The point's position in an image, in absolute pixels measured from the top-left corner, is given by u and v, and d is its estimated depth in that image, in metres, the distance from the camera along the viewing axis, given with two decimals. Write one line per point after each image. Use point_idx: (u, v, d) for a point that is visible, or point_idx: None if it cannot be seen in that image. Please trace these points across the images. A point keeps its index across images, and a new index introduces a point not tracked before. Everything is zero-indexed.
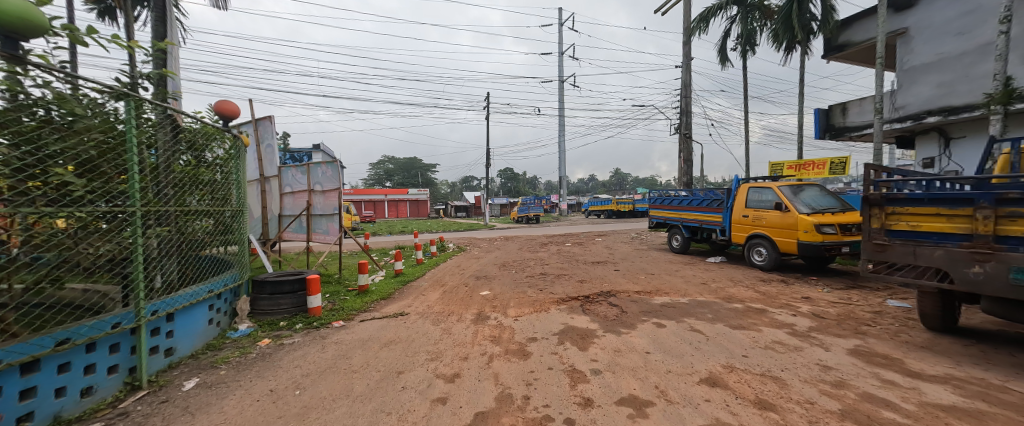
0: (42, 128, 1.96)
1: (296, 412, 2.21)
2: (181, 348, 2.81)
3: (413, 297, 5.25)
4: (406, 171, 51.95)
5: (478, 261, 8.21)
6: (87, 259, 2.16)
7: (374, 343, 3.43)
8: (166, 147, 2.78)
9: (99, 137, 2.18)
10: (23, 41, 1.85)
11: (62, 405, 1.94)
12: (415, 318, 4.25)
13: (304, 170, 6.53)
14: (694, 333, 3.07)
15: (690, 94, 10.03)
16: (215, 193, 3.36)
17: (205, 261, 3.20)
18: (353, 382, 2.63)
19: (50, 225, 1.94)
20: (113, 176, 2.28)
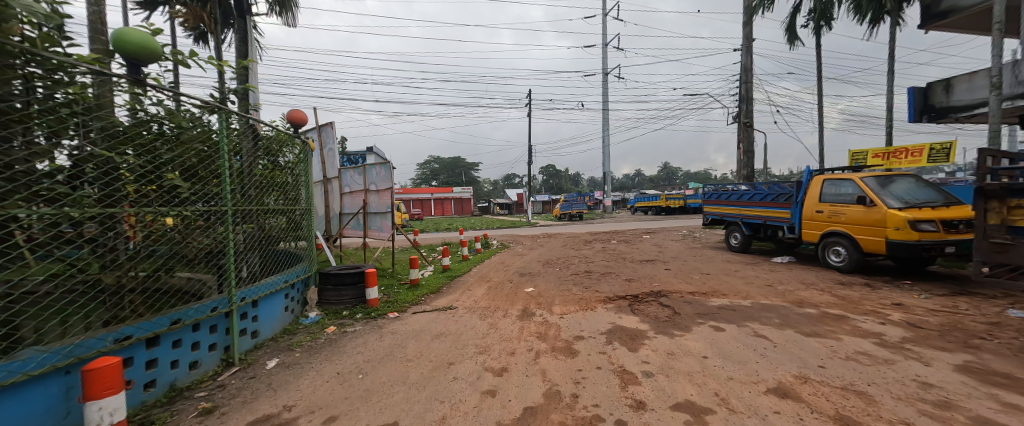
0: (157, 140, 2.26)
1: (359, 395, 2.37)
2: (264, 331, 3.14)
3: (460, 291, 5.42)
4: (451, 171, 53.50)
5: (522, 258, 8.27)
6: (192, 251, 2.48)
7: (427, 335, 3.60)
8: (249, 153, 3.08)
9: (198, 146, 2.50)
10: (144, 65, 2.16)
11: (176, 376, 2.26)
12: (465, 312, 4.38)
13: (361, 171, 6.98)
14: (758, 338, 2.87)
15: (751, 79, 9.30)
16: (287, 194, 3.68)
17: (280, 254, 3.53)
18: (409, 371, 2.78)
19: (163, 223, 2.24)
20: (212, 179, 2.59)
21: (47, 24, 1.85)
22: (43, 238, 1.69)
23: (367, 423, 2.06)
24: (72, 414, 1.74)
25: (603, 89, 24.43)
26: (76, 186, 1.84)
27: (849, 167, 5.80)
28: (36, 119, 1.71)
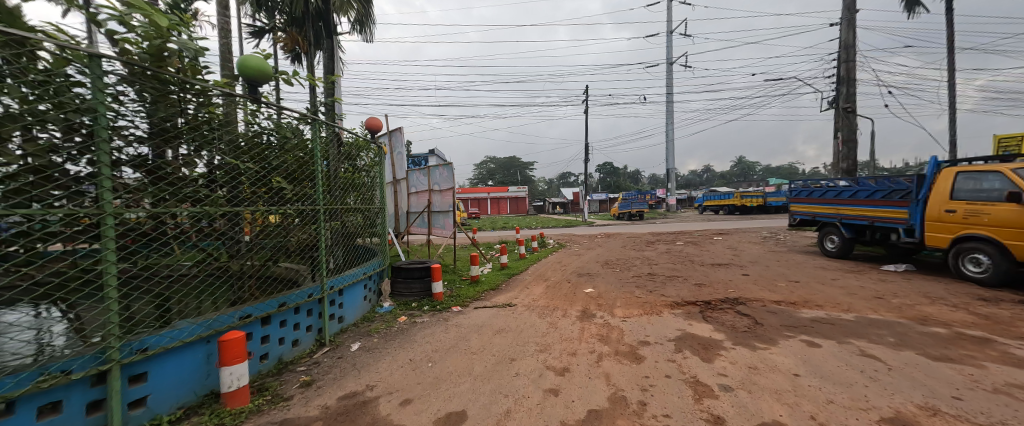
0: (266, 150, 2.65)
1: (431, 380, 2.54)
2: (348, 317, 3.49)
3: (519, 289, 5.48)
4: (507, 170, 54.31)
5: (580, 258, 8.14)
6: (293, 244, 2.85)
7: (488, 329, 3.71)
8: (335, 158, 3.43)
9: (299, 153, 2.89)
10: (258, 84, 2.54)
11: (283, 351, 2.68)
12: (524, 310, 4.41)
13: (426, 172, 7.39)
14: (866, 358, 2.52)
15: (851, 58, 8.17)
16: (365, 195, 4.02)
17: (359, 249, 3.86)
18: (474, 362, 2.89)
19: (271, 221, 2.62)
20: (311, 180, 2.98)
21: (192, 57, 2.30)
22: (194, 234, 2.14)
23: (441, 408, 2.20)
24: (211, 375, 2.20)
25: (669, 80, 23.18)
26: (212, 189, 2.28)
27: (992, 155, 4.83)
28: (186, 135, 2.14)
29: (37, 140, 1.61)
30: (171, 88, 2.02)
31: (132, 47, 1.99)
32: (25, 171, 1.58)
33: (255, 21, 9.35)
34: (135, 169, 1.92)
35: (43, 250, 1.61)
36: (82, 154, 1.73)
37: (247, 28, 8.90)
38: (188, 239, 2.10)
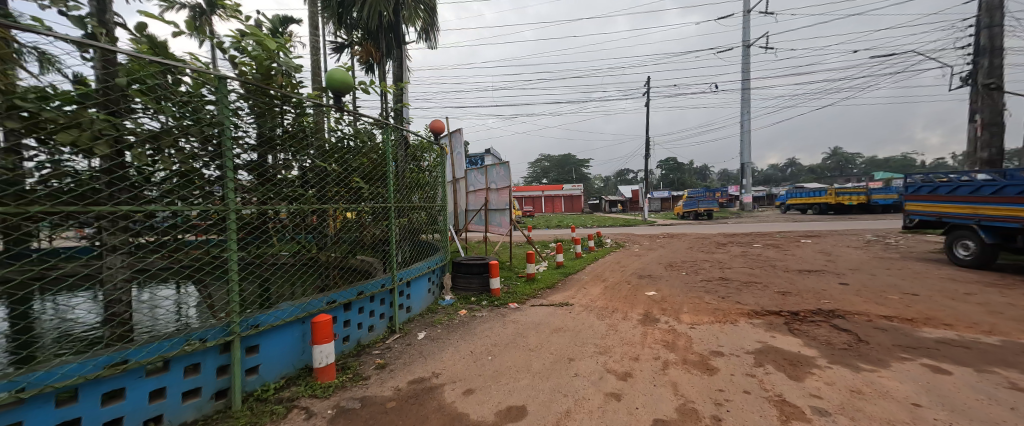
0: (347, 154, 3.24)
1: (491, 374, 2.70)
2: (414, 307, 4.05)
3: (576, 289, 5.36)
4: (561, 168, 53.75)
5: (640, 259, 7.75)
6: (369, 238, 3.52)
7: (546, 327, 3.71)
8: (403, 159, 4.03)
9: (373, 156, 3.52)
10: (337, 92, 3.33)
11: (361, 335, 3.21)
12: (582, 309, 4.32)
13: (483, 171, 7.63)
14: (1019, 393, 2.06)
15: (995, 24, 6.83)
16: (427, 193, 4.59)
17: (423, 244, 4.43)
18: (532, 358, 2.95)
19: (351, 217, 3.27)
20: (382, 181, 3.59)
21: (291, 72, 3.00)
22: (290, 225, 2.72)
23: (501, 401, 2.32)
24: (304, 352, 2.70)
25: (745, 67, 21.29)
26: (305, 188, 2.88)
27: None
28: (286, 145, 2.74)
29: (184, 150, 2.07)
30: (273, 100, 2.57)
31: (248, 67, 2.64)
32: (174, 176, 2.05)
33: (335, 35, 10.34)
34: (249, 172, 2.48)
35: (187, 239, 2.10)
36: (212, 160, 2.17)
37: (329, 42, 9.86)
38: (286, 233, 2.70)
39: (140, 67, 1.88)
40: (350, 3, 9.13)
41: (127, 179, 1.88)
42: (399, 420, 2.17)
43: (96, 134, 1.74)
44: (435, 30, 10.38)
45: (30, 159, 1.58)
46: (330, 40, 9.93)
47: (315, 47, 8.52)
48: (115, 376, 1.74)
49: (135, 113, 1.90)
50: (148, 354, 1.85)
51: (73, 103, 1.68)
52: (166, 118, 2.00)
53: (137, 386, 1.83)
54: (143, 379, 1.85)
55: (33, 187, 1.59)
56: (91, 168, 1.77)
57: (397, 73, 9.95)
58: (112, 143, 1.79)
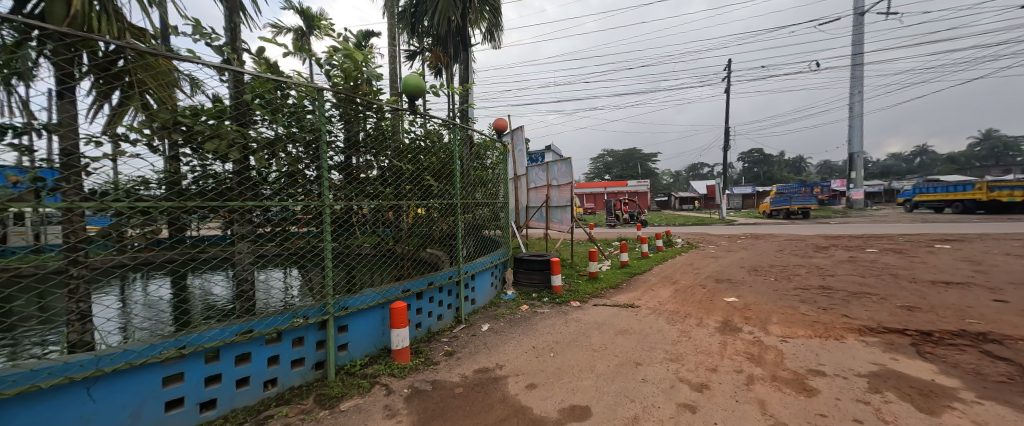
0: (416, 154, 3.91)
1: (554, 371, 2.82)
2: (479, 300, 4.57)
3: (642, 290, 5.08)
4: (625, 163, 51.56)
5: (718, 261, 7.08)
6: (438, 233, 4.15)
7: (610, 328, 3.66)
8: (467, 157, 4.64)
9: (442, 155, 4.14)
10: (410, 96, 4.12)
11: (431, 323, 3.77)
12: (650, 311, 4.13)
13: (544, 168, 7.66)
14: None
15: None
16: (490, 190, 5.15)
17: (486, 240, 5.04)
18: (596, 358, 2.96)
19: (421, 213, 3.86)
20: (449, 178, 4.19)
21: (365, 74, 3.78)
22: (372, 220, 3.31)
23: (563, 400, 2.40)
24: (383, 334, 3.22)
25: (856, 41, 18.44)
26: (384, 187, 3.51)
27: None
28: (369, 149, 3.34)
29: (290, 156, 2.69)
30: (357, 108, 3.17)
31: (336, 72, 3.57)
32: (282, 176, 2.66)
33: (409, 44, 11.14)
34: (340, 172, 3.09)
35: (293, 230, 2.68)
36: (311, 163, 2.77)
37: (404, 51, 10.66)
38: (369, 226, 3.30)
39: (261, 86, 2.60)
40: (422, 13, 9.77)
41: (250, 179, 2.51)
42: (466, 404, 2.46)
43: (230, 143, 2.40)
44: (499, 31, 10.66)
45: (183, 164, 2.22)
46: (404, 50, 10.74)
47: (393, 57, 9.27)
48: (245, 341, 2.32)
49: (256, 124, 2.53)
50: (266, 326, 2.43)
51: (214, 118, 2.35)
52: (277, 127, 2.63)
53: (261, 351, 2.41)
54: (265, 346, 2.43)
55: (189, 186, 2.25)
56: (229, 171, 2.43)
57: (463, 76, 10.40)
58: (240, 149, 2.44)
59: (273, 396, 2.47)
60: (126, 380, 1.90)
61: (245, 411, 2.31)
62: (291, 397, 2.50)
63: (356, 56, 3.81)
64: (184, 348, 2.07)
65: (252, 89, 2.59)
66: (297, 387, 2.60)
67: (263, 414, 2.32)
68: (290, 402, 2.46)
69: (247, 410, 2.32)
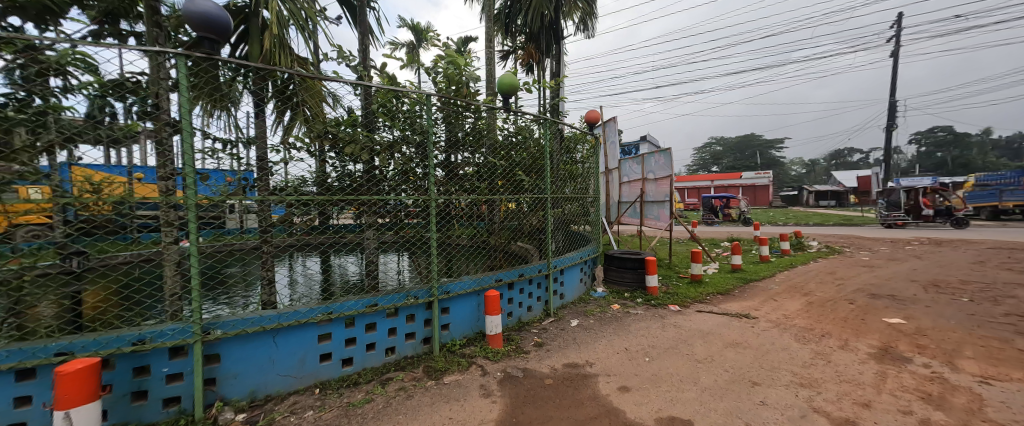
0: (509, 151, 4.68)
1: (649, 377, 3.11)
2: (568, 294, 5.21)
3: (761, 300, 5.36)
4: (743, 152, 45.20)
5: (853, 278, 6.31)
6: (529, 227, 4.97)
7: (716, 340, 3.88)
8: (558, 151, 5.23)
9: (533, 152, 4.85)
10: (507, 93, 4.41)
11: (523, 314, 4.46)
12: (766, 325, 4.27)
13: (639, 161, 7.88)
14: None
15: None
16: (580, 183, 5.74)
17: (575, 234, 5.67)
18: (698, 371, 3.18)
19: (509, 207, 4.68)
20: (539, 173, 4.87)
21: (453, 82, 4.78)
22: (468, 212, 4.18)
23: (661, 409, 2.62)
24: (477, 320, 3.95)
25: None
26: (479, 182, 4.41)
27: None
28: (468, 146, 4.28)
29: (399, 158, 3.83)
30: (457, 109, 4.05)
31: (442, 84, 4.76)
32: (399, 176, 3.84)
33: (504, 45, 11.61)
34: (442, 169, 4.11)
35: (407, 222, 3.72)
36: (421, 163, 3.87)
37: (498, 51, 11.25)
38: (466, 218, 4.19)
39: (383, 97, 3.70)
40: (516, 12, 10.16)
41: (374, 176, 3.75)
42: (555, 396, 2.88)
43: (360, 147, 3.66)
44: (593, 20, 10.47)
45: (331, 165, 3.56)
46: (499, 50, 11.31)
47: (490, 58, 9.85)
48: (372, 312, 3.17)
49: (379, 129, 3.75)
50: (388, 302, 3.25)
51: (351, 126, 3.62)
52: (395, 130, 3.81)
53: (383, 322, 3.27)
54: (386, 318, 3.29)
55: (333, 182, 3.55)
56: (359, 170, 3.68)
57: (555, 70, 10.52)
58: (362, 149, 3.67)
59: (392, 361, 3.33)
60: (297, 333, 2.85)
61: (371, 369, 3.19)
62: (405, 364, 3.34)
63: (458, 60, 4.58)
64: (332, 313, 2.96)
65: (377, 100, 3.70)
66: (409, 355, 3.43)
67: (385, 374, 3.17)
68: (404, 368, 3.28)
69: (374, 368, 3.20)
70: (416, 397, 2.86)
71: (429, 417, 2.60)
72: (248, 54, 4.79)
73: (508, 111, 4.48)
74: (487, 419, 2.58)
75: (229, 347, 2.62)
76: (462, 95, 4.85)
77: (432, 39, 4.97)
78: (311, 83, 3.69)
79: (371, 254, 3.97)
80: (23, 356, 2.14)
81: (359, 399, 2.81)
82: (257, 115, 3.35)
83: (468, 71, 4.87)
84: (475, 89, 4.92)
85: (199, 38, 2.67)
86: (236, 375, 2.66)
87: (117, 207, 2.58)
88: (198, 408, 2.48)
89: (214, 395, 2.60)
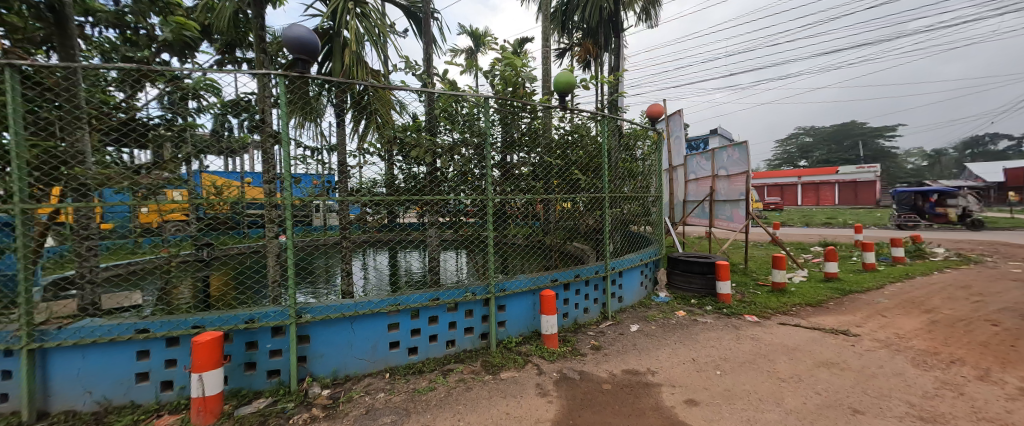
0: (566, 150, 4.71)
1: (720, 392, 2.94)
2: (626, 298, 5.06)
3: (864, 315, 4.67)
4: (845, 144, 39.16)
5: (994, 295, 5.20)
6: (586, 227, 4.90)
7: (804, 358, 3.49)
8: (616, 148, 5.13)
9: (590, 150, 4.81)
10: (564, 92, 4.45)
11: (579, 316, 4.44)
12: (871, 345, 3.75)
13: (709, 157, 7.32)
14: None
15: None
16: (641, 181, 5.55)
17: (634, 234, 5.49)
18: (783, 390, 2.92)
19: (567, 206, 4.67)
20: (596, 171, 4.84)
21: (510, 84, 4.95)
22: (523, 212, 4.30)
23: None
24: (532, 319, 4.06)
25: None
26: (535, 181, 4.49)
27: None
28: (524, 146, 4.39)
29: (460, 159, 4.07)
30: (514, 110, 4.24)
31: (499, 87, 4.95)
32: (458, 176, 4.09)
33: (560, 43, 11.54)
34: (499, 169, 4.28)
35: (465, 220, 3.96)
36: (479, 164, 4.07)
37: (555, 50, 11.23)
38: (521, 218, 4.30)
39: (445, 102, 4.07)
40: (573, 9, 10.03)
41: (438, 178, 4.05)
42: (614, 402, 2.86)
43: (424, 150, 3.98)
44: (656, 7, 9.93)
45: (398, 168, 3.98)
46: (555, 49, 11.23)
47: (546, 57, 9.87)
48: (434, 306, 3.46)
49: (441, 133, 4.06)
50: (449, 297, 3.52)
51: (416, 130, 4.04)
52: (455, 133, 4.09)
53: (444, 316, 3.55)
54: (447, 312, 3.56)
55: (401, 183, 3.94)
56: (423, 172, 4.01)
57: (614, 64, 10.16)
58: (425, 151, 3.99)
59: (452, 353, 3.58)
60: (370, 321, 3.22)
61: (433, 359, 3.47)
62: (464, 357, 3.56)
63: (515, 62, 4.73)
64: (399, 304, 3.30)
65: (440, 105, 4.07)
66: (468, 349, 3.66)
67: (446, 365, 3.42)
68: (463, 361, 3.51)
69: (436, 359, 3.48)
70: (475, 389, 3.04)
71: (487, 411, 2.75)
72: (331, 70, 5.48)
73: (565, 109, 4.52)
74: (543, 418, 2.65)
75: (315, 330, 3.06)
76: (517, 96, 5.01)
77: (490, 44, 5.19)
78: (381, 91, 4.14)
79: (433, 250, 4.25)
80: (171, 327, 2.71)
81: (424, 387, 3.07)
82: (339, 124, 3.86)
83: (525, 72, 5.01)
84: (531, 89, 5.05)
85: (294, 60, 3.16)
86: (322, 356, 3.09)
87: (234, 207, 3.20)
88: (293, 381, 2.93)
89: (305, 371, 3.05)
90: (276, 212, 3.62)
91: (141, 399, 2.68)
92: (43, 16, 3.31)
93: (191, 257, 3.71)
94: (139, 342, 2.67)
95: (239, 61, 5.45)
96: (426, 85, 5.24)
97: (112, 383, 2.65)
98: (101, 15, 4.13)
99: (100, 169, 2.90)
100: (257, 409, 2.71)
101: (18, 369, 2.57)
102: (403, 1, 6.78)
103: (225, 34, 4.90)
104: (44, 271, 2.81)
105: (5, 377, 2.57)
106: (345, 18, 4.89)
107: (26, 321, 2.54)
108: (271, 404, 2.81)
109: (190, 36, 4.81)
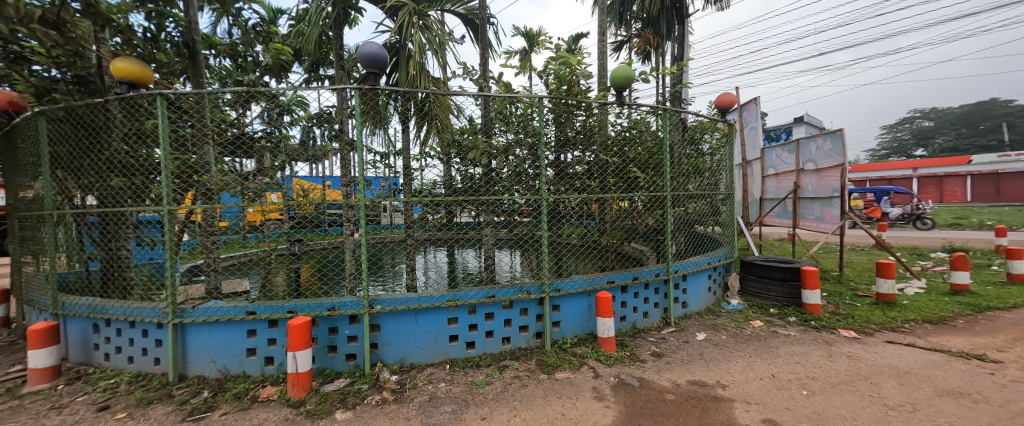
0: (624, 147, 4.55)
1: (807, 414, 2.64)
2: (691, 304, 4.74)
3: (1007, 338, 3.81)
4: None
5: None
6: (646, 227, 4.69)
7: (920, 384, 2.96)
8: (680, 143, 4.84)
9: (650, 145, 4.59)
10: (622, 87, 4.31)
11: (638, 320, 4.27)
12: (1019, 375, 3.05)
13: (792, 149, 6.48)
14: None
15: None
16: (707, 178, 5.16)
17: (702, 236, 5.10)
18: (889, 420, 2.53)
19: (627, 205, 4.50)
20: (657, 168, 4.62)
21: (564, 83, 4.93)
22: (577, 212, 4.22)
23: None
24: (587, 320, 4.01)
25: None
26: (590, 180, 4.39)
27: None
28: (578, 145, 4.33)
29: (515, 159, 4.15)
30: (569, 109, 4.23)
31: (553, 86, 4.95)
32: (512, 175, 4.16)
33: (617, 35, 11.17)
34: (554, 169, 4.29)
35: (519, 219, 4.02)
36: (534, 164, 4.12)
37: (612, 43, 10.88)
38: (576, 218, 4.23)
39: (500, 105, 4.19)
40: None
41: (494, 178, 4.16)
42: (679, 414, 2.73)
43: (481, 152, 4.12)
44: None
45: (455, 169, 4.16)
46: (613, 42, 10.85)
47: (603, 52, 9.62)
48: (491, 303, 3.59)
49: (497, 135, 4.20)
50: (504, 295, 3.62)
51: (473, 134, 4.22)
52: (509, 135, 4.18)
53: (499, 313, 3.67)
54: (502, 310, 3.67)
55: (458, 184, 4.14)
56: (479, 173, 4.17)
57: (677, 53, 9.50)
58: (481, 153, 4.12)
59: (507, 350, 3.68)
60: (432, 314, 3.45)
61: (490, 355, 3.60)
62: (519, 354, 3.64)
63: (570, 59, 4.69)
64: (458, 300, 3.48)
65: (496, 108, 4.20)
66: (523, 347, 3.74)
67: (501, 361, 3.54)
68: (518, 358, 3.59)
69: (492, 354, 3.61)
70: (530, 387, 3.10)
71: (543, 409, 2.79)
72: (396, 81, 5.96)
73: (622, 104, 4.38)
74: (601, 422, 2.63)
75: (384, 321, 3.36)
76: (572, 94, 4.98)
77: (544, 44, 5.22)
78: (440, 97, 4.36)
79: (489, 248, 4.38)
80: (272, 311, 3.18)
81: (481, 380, 3.21)
82: (404, 130, 4.17)
83: (579, 69, 4.92)
84: (587, 86, 4.97)
85: (367, 74, 3.47)
86: (390, 344, 3.39)
87: (317, 208, 3.59)
88: (367, 365, 3.26)
89: (377, 356, 3.37)
90: (352, 212, 4.01)
91: (250, 370, 3.19)
92: (182, 52, 4.08)
93: (286, 251, 4.22)
94: (248, 323, 3.18)
95: (322, 78, 6.18)
96: (482, 90, 5.45)
97: (229, 356, 3.19)
98: (220, 48, 4.98)
99: (221, 177, 3.51)
100: (338, 388, 3.06)
101: (166, 339, 3.21)
102: (462, 10, 7.09)
103: (311, 56, 5.60)
104: (183, 260, 3.45)
105: (158, 345, 3.23)
106: (410, 31, 5.27)
107: (171, 301, 3.14)
108: (349, 384, 3.16)
109: (285, 60, 5.57)
